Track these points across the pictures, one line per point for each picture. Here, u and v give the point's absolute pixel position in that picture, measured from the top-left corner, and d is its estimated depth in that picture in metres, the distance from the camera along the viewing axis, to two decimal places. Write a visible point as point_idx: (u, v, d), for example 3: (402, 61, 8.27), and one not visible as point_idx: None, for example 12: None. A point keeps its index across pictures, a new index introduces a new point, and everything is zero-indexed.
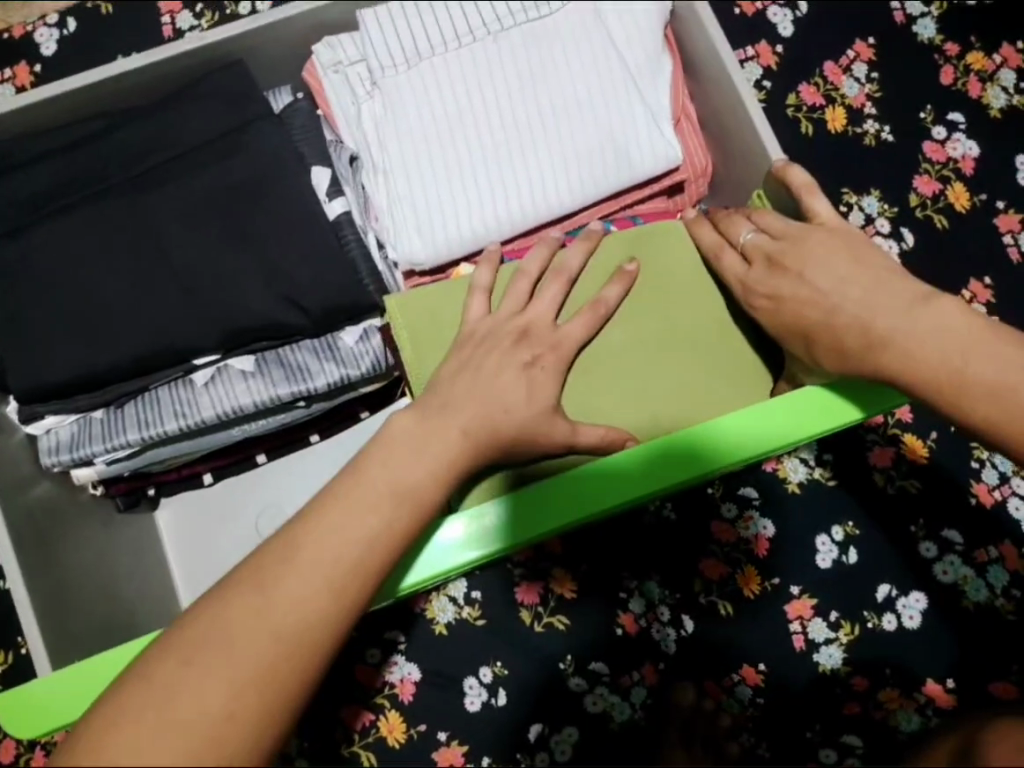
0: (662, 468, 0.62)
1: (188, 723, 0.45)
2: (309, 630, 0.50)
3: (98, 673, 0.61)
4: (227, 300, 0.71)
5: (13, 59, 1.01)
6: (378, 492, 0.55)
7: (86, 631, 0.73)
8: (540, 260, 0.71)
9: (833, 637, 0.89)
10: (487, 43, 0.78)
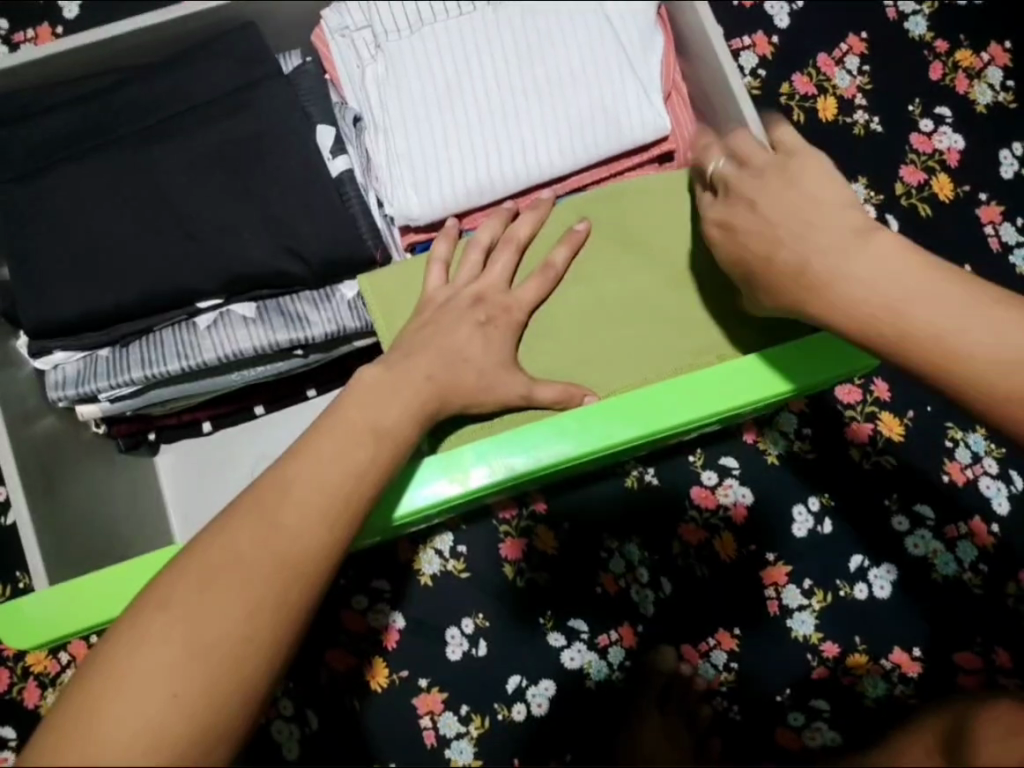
0: (630, 422, 0.66)
1: (211, 633, 0.48)
2: (315, 541, 0.53)
3: (89, 591, 0.64)
4: (231, 247, 0.75)
5: (36, 20, 1.05)
6: (362, 421, 0.59)
7: (83, 558, 0.76)
8: (491, 231, 0.75)
9: (806, 604, 0.92)
10: (486, 13, 0.81)
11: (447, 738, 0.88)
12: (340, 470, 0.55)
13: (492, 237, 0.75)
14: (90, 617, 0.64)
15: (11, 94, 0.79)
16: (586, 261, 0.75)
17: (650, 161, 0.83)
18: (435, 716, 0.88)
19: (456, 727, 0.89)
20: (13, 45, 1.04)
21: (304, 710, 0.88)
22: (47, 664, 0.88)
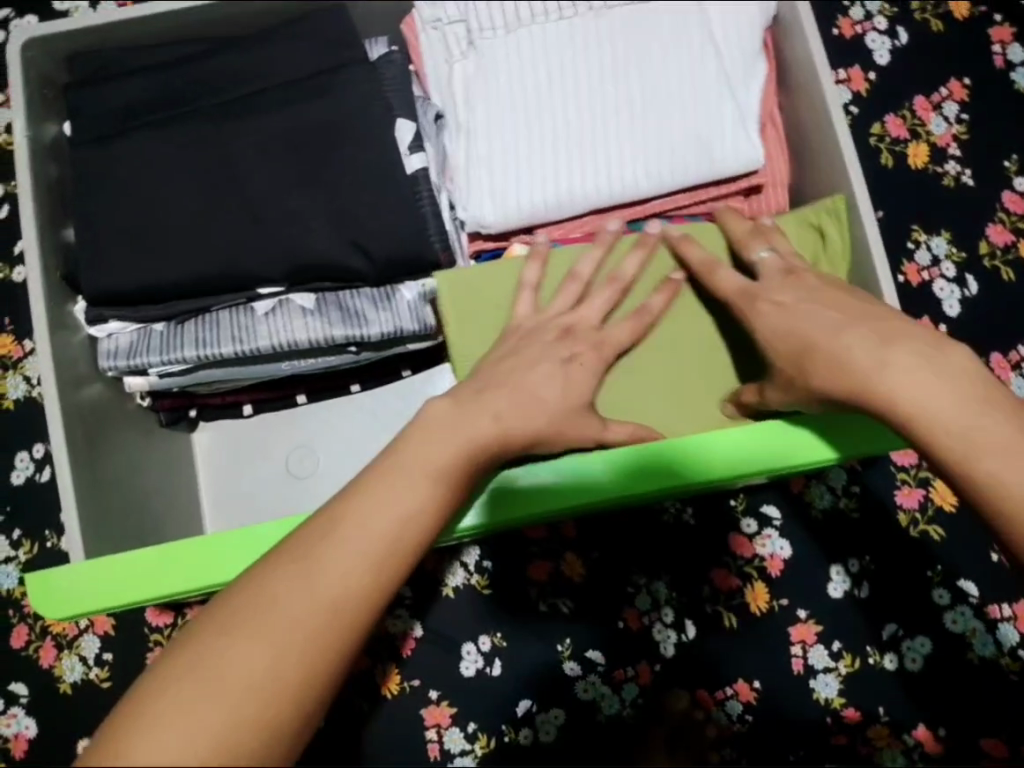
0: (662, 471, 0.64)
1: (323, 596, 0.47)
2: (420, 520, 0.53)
3: (123, 571, 0.63)
4: (296, 235, 0.73)
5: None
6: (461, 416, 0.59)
7: (119, 531, 0.75)
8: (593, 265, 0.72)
9: (832, 667, 0.89)
10: (587, 21, 0.78)
11: (450, 753, 0.87)
12: (392, 507, 0.52)
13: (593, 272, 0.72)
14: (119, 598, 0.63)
15: (94, 54, 0.78)
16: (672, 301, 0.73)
17: (733, 194, 0.80)
18: (441, 730, 0.87)
19: (461, 743, 0.87)
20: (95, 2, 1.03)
21: None
22: (65, 626, 0.89)
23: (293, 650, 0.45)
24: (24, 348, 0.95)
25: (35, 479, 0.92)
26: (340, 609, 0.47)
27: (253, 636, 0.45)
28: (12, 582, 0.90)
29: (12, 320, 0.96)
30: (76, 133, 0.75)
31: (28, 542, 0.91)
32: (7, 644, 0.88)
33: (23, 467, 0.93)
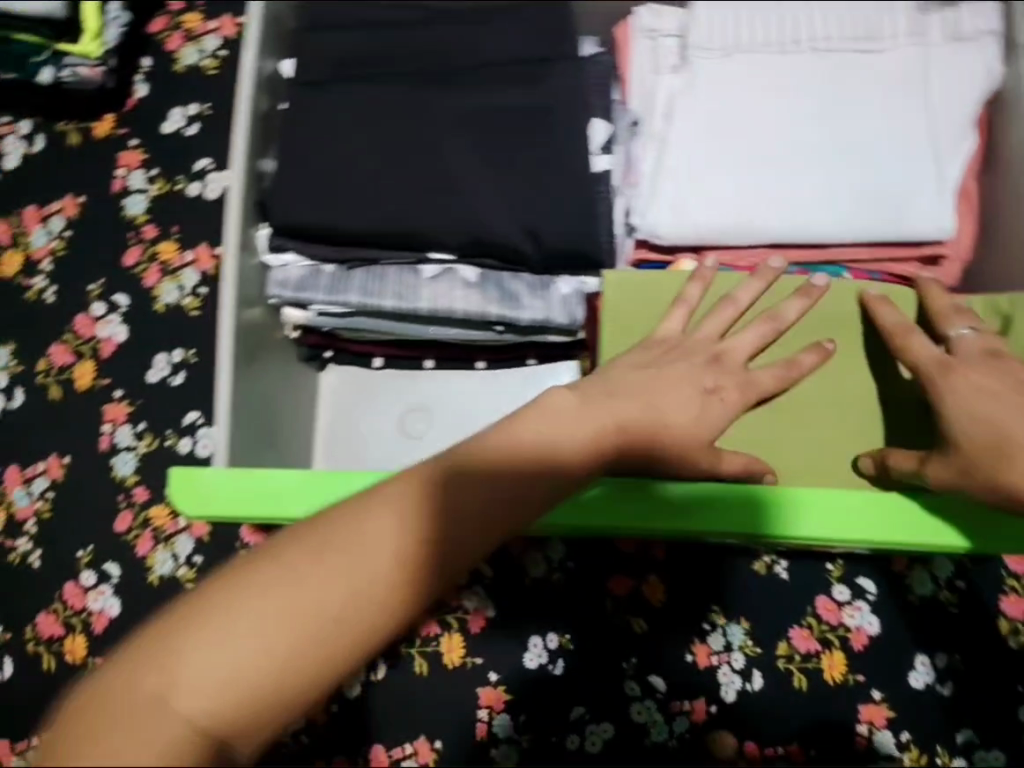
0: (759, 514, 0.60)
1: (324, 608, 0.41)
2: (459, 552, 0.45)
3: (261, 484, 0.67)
4: (478, 208, 0.75)
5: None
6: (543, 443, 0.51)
7: (252, 447, 0.79)
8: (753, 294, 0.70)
9: (896, 756, 0.86)
10: (806, 59, 0.77)
11: (496, 737, 0.88)
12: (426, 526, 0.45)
13: (751, 302, 0.71)
14: (251, 508, 0.66)
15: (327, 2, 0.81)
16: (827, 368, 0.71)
17: (913, 259, 0.77)
18: (492, 712, 0.88)
19: (508, 731, 0.88)
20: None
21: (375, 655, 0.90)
22: (165, 521, 0.92)
23: (292, 637, 0.40)
24: (184, 258, 0.98)
25: (168, 381, 0.96)
26: (401, 591, 0.42)
27: (251, 602, 0.40)
28: (128, 468, 0.93)
29: (180, 229, 0.99)
30: (299, 72, 0.78)
31: (148, 436, 0.94)
32: (111, 526, 0.92)
33: (160, 368, 0.96)
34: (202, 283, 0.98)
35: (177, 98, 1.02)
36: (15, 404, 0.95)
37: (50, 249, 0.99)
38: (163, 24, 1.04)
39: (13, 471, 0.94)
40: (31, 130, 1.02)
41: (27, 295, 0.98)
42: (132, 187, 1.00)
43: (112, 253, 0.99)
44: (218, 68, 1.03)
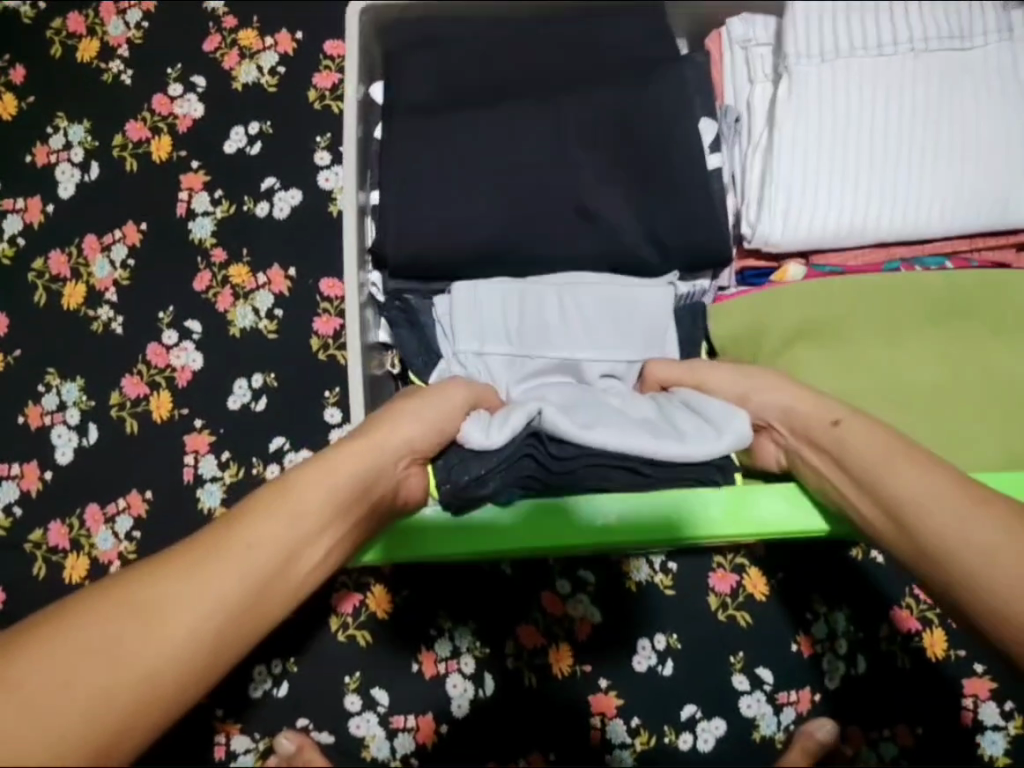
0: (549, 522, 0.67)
1: (203, 604, 0.53)
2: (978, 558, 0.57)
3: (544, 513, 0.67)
4: (599, 211, 0.74)
5: None
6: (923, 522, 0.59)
7: None
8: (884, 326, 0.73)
9: (1001, 726, 0.88)
10: (904, 62, 0.76)
11: (611, 742, 0.88)
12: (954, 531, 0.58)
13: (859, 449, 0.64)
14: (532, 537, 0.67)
15: (419, 21, 0.83)
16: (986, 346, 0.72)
17: (1013, 246, 0.77)
18: (605, 718, 0.89)
19: (623, 736, 0.88)
20: None
21: (482, 671, 0.90)
22: None
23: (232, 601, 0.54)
24: (257, 281, 0.97)
25: (250, 408, 0.94)
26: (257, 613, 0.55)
27: (253, 543, 0.56)
28: (214, 500, 0.92)
29: (249, 250, 0.98)
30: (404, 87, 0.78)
31: (234, 465, 0.92)
32: None
33: (240, 394, 0.94)
34: (277, 304, 0.96)
35: (237, 117, 1.01)
36: (92, 440, 0.94)
37: (114, 280, 0.98)
38: (219, 41, 1.03)
39: (94, 510, 0.92)
40: (84, 158, 1.01)
41: (94, 328, 0.97)
42: (196, 211, 0.99)
43: (180, 278, 0.97)
44: (275, 85, 1.02)
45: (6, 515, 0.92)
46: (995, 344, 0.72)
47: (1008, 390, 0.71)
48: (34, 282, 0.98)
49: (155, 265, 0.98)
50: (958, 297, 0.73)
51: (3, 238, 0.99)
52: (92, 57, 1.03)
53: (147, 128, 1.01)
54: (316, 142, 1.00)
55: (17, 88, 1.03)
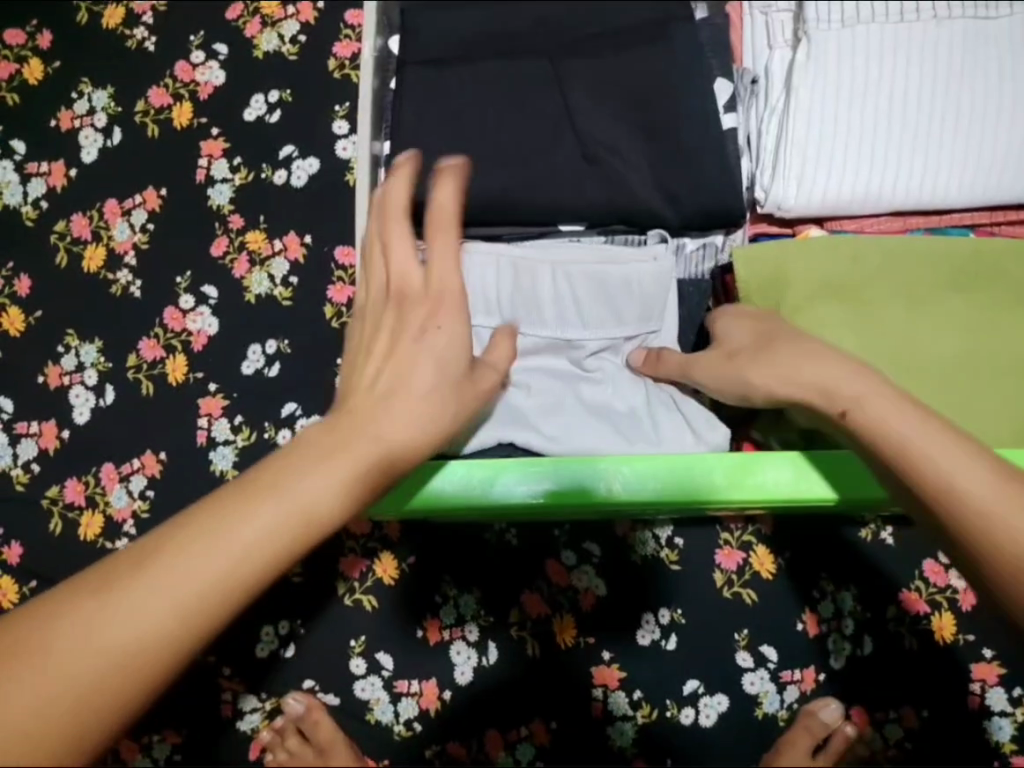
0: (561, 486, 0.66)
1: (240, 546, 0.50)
2: None
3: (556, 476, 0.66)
4: (614, 178, 0.74)
5: None
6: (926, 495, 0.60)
7: None
8: (897, 299, 0.72)
9: (1009, 712, 0.87)
10: (927, 27, 0.75)
11: (612, 714, 0.88)
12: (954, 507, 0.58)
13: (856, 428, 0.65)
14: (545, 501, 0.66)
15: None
16: (1003, 323, 0.71)
17: None
18: (607, 690, 0.89)
19: (625, 708, 0.88)
20: None
21: (486, 640, 0.90)
22: None
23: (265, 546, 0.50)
24: (273, 248, 0.98)
25: (263, 373, 0.95)
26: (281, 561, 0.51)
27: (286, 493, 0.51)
28: (226, 462, 0.93)
29: (266, 217, 0.99)
30: (423, 52, 0.78)
31: (247, 429, 0.94)
32: None
33: (254, 359, 0.95)
34: (292, 272, 0.97)
35: (257, 85, 1.02)
36: (109, 401, 0.95)
37: (134, 244, 0.99)
38: (241, 10, 1.04)
39: (109, 469, 0.94)
40: (107, 124, 1.02)
41: (113, 291, 0.98)
42: (215, 177, 1.00)
43: (199, 243, 0.99)
44: (297, 54, 1.02)
45: (24, 472, 0.94)
46: (1010, 320, 0.72)
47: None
48: (55, 244, 1.00)
49: (174, 231, 0.99)
50: (975, 272, 0.72)
51: (27, 201, 1.01)
52: (117, 23, 1.05)
53: (169, 95, 1.02)
54: (334, 110, 1.01)
55: (43, 53, 1.04)
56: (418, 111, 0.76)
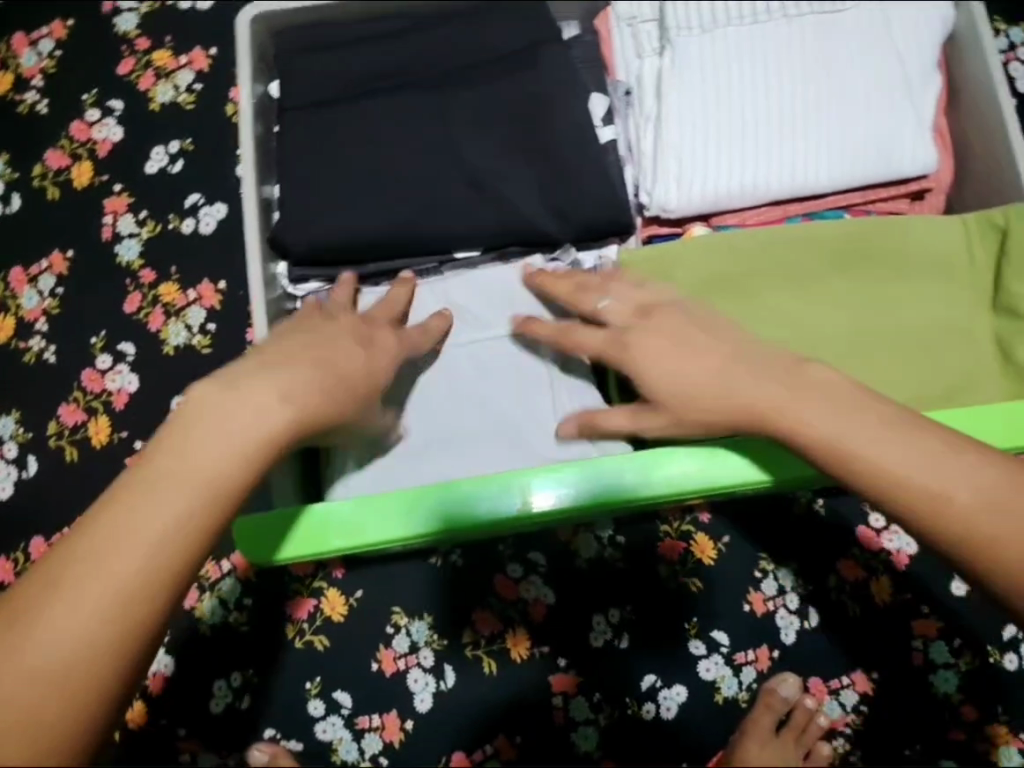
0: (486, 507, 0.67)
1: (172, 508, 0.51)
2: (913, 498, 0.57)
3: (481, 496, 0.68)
4: (504, 198, 0.77)
5: None
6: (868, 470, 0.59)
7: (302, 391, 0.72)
8: (785, 284, 0.76)
9: (952, 663, 0.89)
10: (779, 26, 0.80)
11: (575, 720, 0.89)
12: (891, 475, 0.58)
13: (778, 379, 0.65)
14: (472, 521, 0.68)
15: (306, 28, 0.83)
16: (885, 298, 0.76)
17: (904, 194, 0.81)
18: (567, 697, 0.89)
19: (586, 712, 0.89)
20: None
21: (442, 664, 0.90)
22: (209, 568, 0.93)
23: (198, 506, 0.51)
24: (187, 297, 0.98)
25: None
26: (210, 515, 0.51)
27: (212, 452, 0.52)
28: None
29: (178, 268, 0.99)
30: (305, 91, 0.80)
31: None
32: None
33: None
34: (209, 319, 0.97)
35: (156, 137, 1.02)
36: (32, 472, 0.93)
37: (43, 309, 0.98)
38: (132, 63, 1.04)
39: (38, 542, 0.91)
40: (5, 191, 1.01)
41: (26, 359, 0.96)
42: (121, 233, 1.00)
43: (111, 301, 0.98)
44: (194, 103, 1.03)
45: None
46: (890, 292, 0.76)
47: (907, 335, 0.74)
48: None
49: (84, 291, 0.98)
50: (852, 249, 0.76)
51: None
52: (7, 90, 1.04)
53: (67, 155, 1.02)
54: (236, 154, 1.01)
55: None
56: (307, 151, 0.77)
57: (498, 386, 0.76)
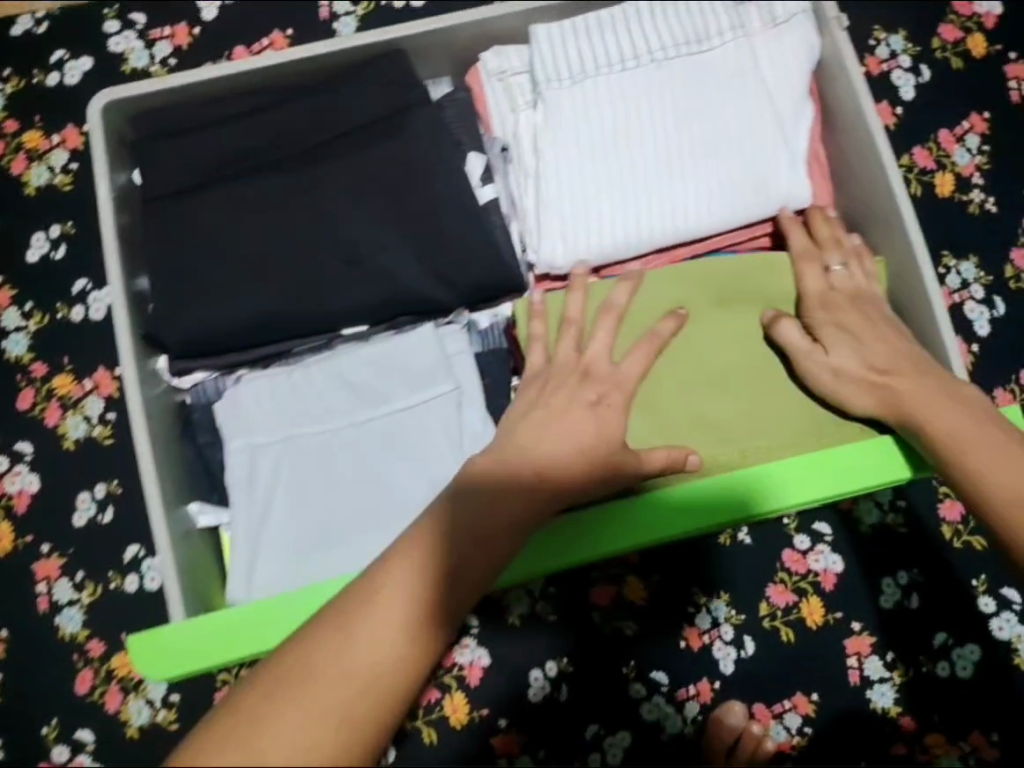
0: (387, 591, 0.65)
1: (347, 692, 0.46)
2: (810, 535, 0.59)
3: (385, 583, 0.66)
4: (383, 271, 0.75)
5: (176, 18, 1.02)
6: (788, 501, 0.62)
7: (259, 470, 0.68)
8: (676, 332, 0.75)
9: (887, 676, 0.90)
10: (648, 72, 0.79)
11: None
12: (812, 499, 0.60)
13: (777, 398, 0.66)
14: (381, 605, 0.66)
15: (165, 110, 0.80)
16: None
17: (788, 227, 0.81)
18: (511, 757, 0.88)
19: None
20: (149, 41, 1.01)
21: None
22: (130, 669, 0.87)
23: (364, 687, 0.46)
24: (83, 388, 0.94)
25: (97, 521, 0.91)
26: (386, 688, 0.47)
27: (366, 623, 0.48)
28: (74, 624, 0.88)
29: (70, 358, 0.95)
30: (169, 178, 0.77)
31: (90, 585, 0.89)
32: (73, 690, 0.86)
33: (84, 509, 0.91)
34: (108, 408, 0.94)
35: (34, 223, 0.98)
36: None
37: None
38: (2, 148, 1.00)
39: None
40: None
41: None
42: (7, 328, 0.96)
43: (4, 400, 0.94)
44: (71, 183, 0.99)
45: None
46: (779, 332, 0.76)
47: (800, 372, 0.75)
48: None
49: None
50: (738, 290, 0.76)
51: None
52: None
53: None
54: None
55: None
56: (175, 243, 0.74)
57: (388, 458, 0.74)
